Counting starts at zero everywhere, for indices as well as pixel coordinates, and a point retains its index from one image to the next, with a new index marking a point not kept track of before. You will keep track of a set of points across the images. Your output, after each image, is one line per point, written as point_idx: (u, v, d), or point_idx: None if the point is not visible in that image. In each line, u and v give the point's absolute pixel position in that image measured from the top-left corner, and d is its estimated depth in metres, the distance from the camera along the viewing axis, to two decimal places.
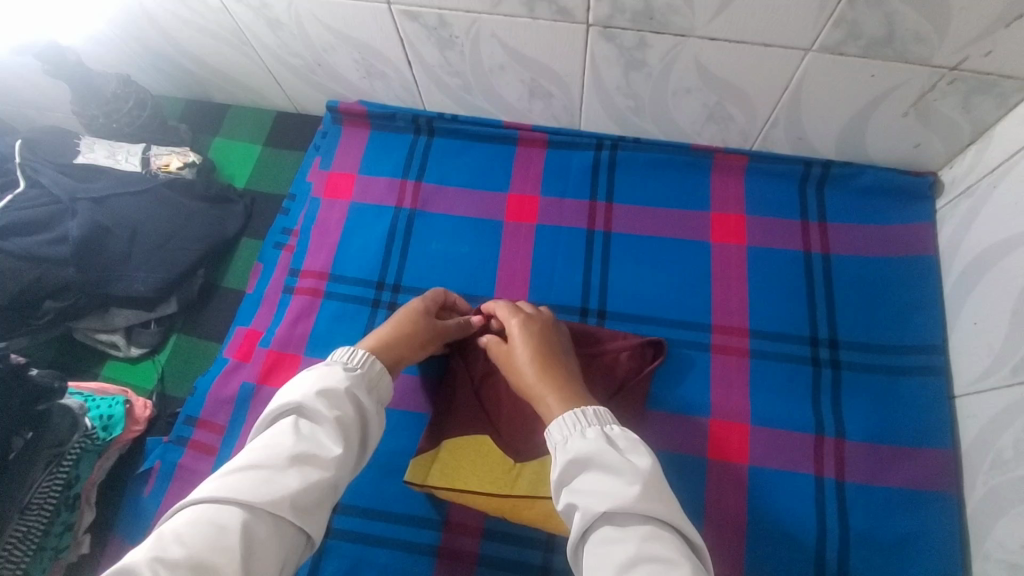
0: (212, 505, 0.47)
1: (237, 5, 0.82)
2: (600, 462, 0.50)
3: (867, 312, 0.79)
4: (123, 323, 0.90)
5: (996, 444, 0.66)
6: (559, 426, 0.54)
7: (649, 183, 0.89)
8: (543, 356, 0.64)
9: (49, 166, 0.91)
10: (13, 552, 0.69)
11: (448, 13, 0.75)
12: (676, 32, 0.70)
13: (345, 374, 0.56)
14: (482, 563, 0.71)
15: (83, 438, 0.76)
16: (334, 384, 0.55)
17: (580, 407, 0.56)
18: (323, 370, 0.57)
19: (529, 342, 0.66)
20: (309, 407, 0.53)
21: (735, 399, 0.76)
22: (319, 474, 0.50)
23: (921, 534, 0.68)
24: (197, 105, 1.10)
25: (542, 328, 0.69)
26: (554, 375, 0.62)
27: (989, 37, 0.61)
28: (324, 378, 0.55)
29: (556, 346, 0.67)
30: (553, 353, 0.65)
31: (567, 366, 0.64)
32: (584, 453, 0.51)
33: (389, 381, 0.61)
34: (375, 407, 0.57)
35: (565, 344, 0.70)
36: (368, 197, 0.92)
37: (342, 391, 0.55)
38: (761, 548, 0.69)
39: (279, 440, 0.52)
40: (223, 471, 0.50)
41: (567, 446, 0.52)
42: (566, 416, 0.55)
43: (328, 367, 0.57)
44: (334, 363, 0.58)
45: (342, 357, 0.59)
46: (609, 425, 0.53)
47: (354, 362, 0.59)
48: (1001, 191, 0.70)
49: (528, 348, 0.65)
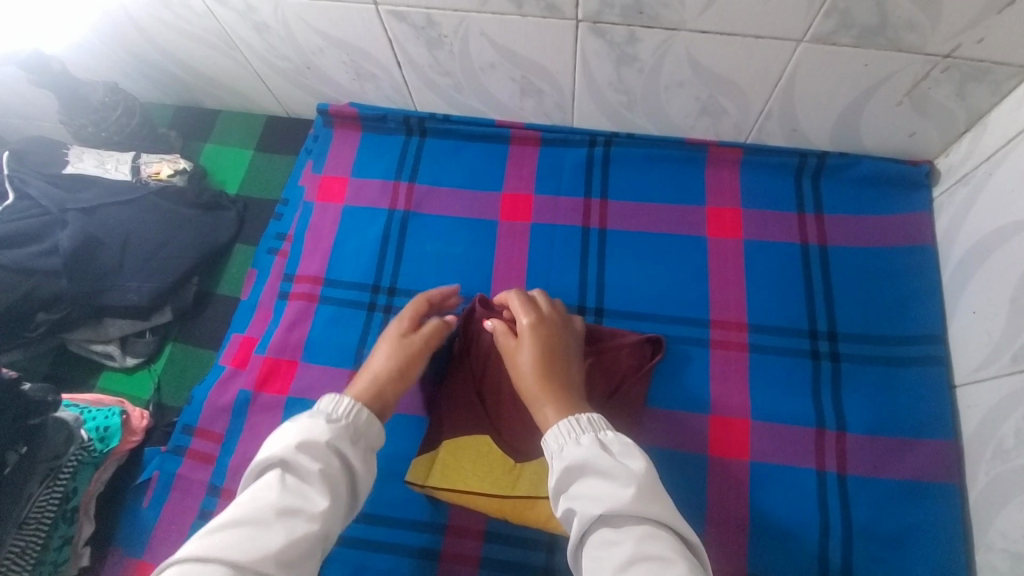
0: (193, 564, 0.46)
1: (222, 8, 0.81)
2: (595, 467, 0.50)
3: (866, 304, 0.78)
4: (118, 333, 0.89)
5: (997, 434, 0.66)
6: (554, 435, 0.55)
7: (644, 178, 0.89)
8: (552, 364, 0.64)
9: (37, 177, 0.90)
10: (13, 565, 0.69)
11: (437, 12, 0.75)
12: (665, 26, 0.69)
13: (328, 425, 0.56)
14: (484, 565, 0.71)
15: (80, 450, 0.75)
16: (317, 436, 0.54)
17: (574, 415, 0.57)
18: (307, 422, 0.56)
19: (539, 346, 0.64)
20: (293, 462, 0.53)
21: (736, 395, 0.76)
22: (305, 528, 0.50)
23: (924, 525, 0.68)
24: (186, 111, 1.09)
25: (556, 335, 0.67)
26: (556, 389, 0.61)
27: (981, 23, 0.61)
28: (306, 432, 0.55)
29: (566, 345, 0.67)
30: (560, 359, 0.65)
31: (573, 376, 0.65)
32: (579, 460, 0.51)
33: (377, 428, 0.60)
34: (361, 457, 0.57)
35: (575, 340, 0.69)
36: (361, 199, 0.92)
37: (325, 444, 0.54)
38: (763, 545, 0.69)
39: (263, 495, 0.51)
40: (207, 529, 0.49)
41: (563, 454, 0.53)
42: (561, 424, 0.55)
43: (312, 418, 0.56)
44: (318, 412, 0.57)
45: (327, 407, 0.58)
46: (603, 431, 0.53)
47: (339, 412, 0.58)
48: (997, 178, 0.70)
49: (536, 354, 0.64)
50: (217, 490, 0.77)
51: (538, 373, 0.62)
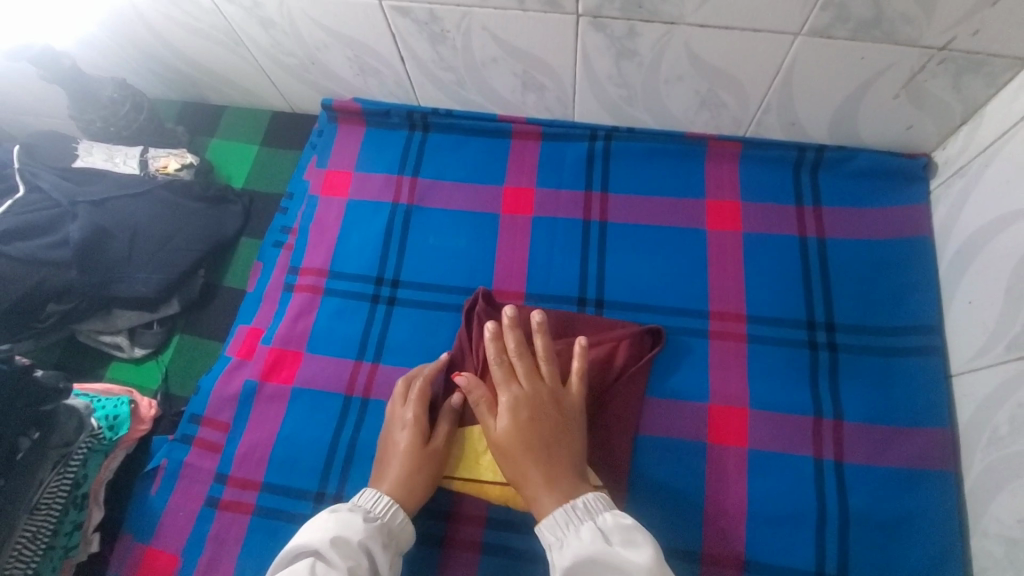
0: None
1: (228, 4, 0.83)
2: (602, 561, 0.55)
3: (863, 294, 0.79)
4: (126, 324, 0.91)
5: (993, 421, 0.66)
6: (551, 526, 0.60)
7: (644, 172, 0.90)
8: (538, 446, 0.64)
9: (48, 170, 0.92)
10: (23, 551, 0.69)
11: (440, 7, 0.76)
12: (665, 20, 0.70)
13: (363, 524, 0.61)
14: (486, 551, 0.72)
15: (90, 438, 0.77)
16: (351, 533, 0.60)
17: (571, 501, 0.61)
18: (345, 516, 0.61)
19: (519, 432, 0.65)
20: (325, 553, 0.58)
21: (734, 384, 0.77)
22: None
23: (920, 512, 0.69)
24: (193, 107, 1.11)
25: (536, 411, 0.67)
26: (551, 475, 0.63)
27: (976, 16, 0.62)
28: (344, 526, 0.60)
29: (545, 396, 0.68)
30: (545, 434, 0.65)
31: (566, 427, 0.66)
32: (584, 554, 0.56)
33: (409, 531, 0.65)
34: (390, 562, 0.61)
35: (556, 383, 0.70)
36: (364, 193, 0.93)
37: (357, 542, 0.59)
38: (761, 531, 0.70)
39: None
40: None
41: (567, 548, 0.58)
42: (558, 514, 0.60)
43: (350, 513, 0.62)
44: (357, 508, 0.63)
45: (367, 503, 0.64)
46: (601, 519, 0.58)
47: (377, 511, 0.63)
48: (993, 170, 0.70)
49: (518, 439, 0.65)
50: (224, 478, 0.78)
51: (525, 458, 0.64)
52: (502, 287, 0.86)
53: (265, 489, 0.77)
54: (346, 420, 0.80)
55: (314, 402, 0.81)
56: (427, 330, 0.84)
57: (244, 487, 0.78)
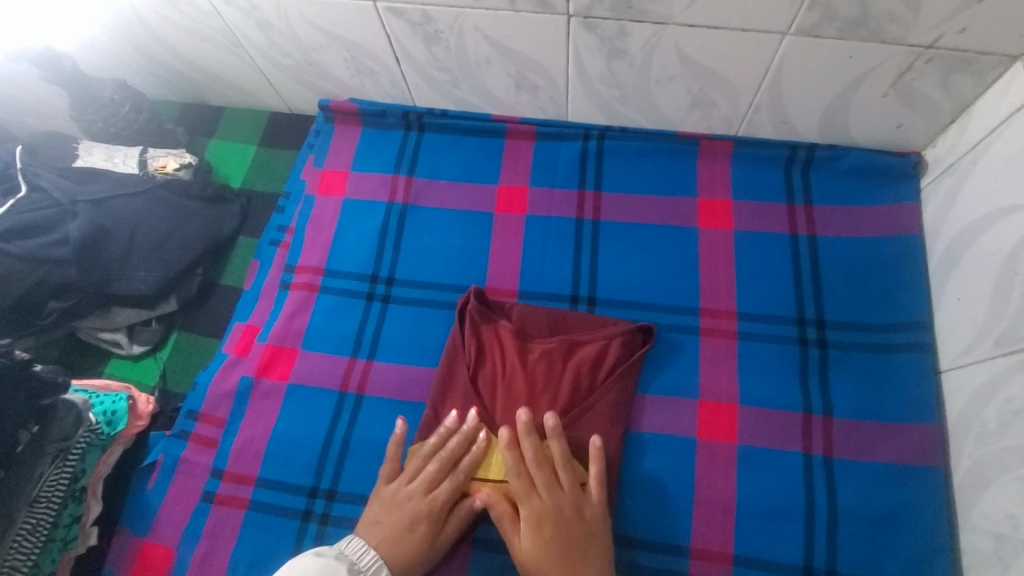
0: None
1: (226, 6, 0.84)
2: None
3: (853, 292, 0.79)
4: (125, 321, 0.92)
5: (981, 417, 0.67)
6: None
7: (636, 171, 0.90)
8: (566, 566, 0.64)
9: (49, 170, 0.93)
10: (23, 543, 0.70)
11: (433, 8, 0.77)
12: (654, 20, 0.71)
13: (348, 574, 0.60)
14: (478, 544, 0.73)
15: (89, 433, 0.77)
16: None
17: None
18: (331, 562, 0.61)
19: (546, 552, 0.65)
20: None
21: (725, 382, 0.77)
22: None
23: (909, 507, 0.69)
24: (191, 108, 1.12)
25: (560, 528, 0.66)
26: None
27: (962, 14, 0.62)
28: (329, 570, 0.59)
29: (567, 509, 0.67)
30: (572, 552, 0.65)
31: (593, 541, 0.66)
32: None
33: None
34: None
35: (576, 490, 0.69)
36: (360, 192, 0.95)
37: None
38: (749, 526, 0.71)
39: None
40: None
41: None
42: None
43: (336, 561, 0.61)
44: (345, 557, 0.63)
45: (354, 553, 0.64)
46: None
47: (363, 563, 0.64)
48: (981, 168, 0.71)
49: (546, 559, 0.65)
50: (220, 473, 0.79)
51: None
52: (495, 286, 0.87)
53: (260, 485, 0.78)
54: (339, 418, 0.80)
55: (308, 398, 0.82)
56: (422, 328, 0.85)
57: (239, 483, 0.78)
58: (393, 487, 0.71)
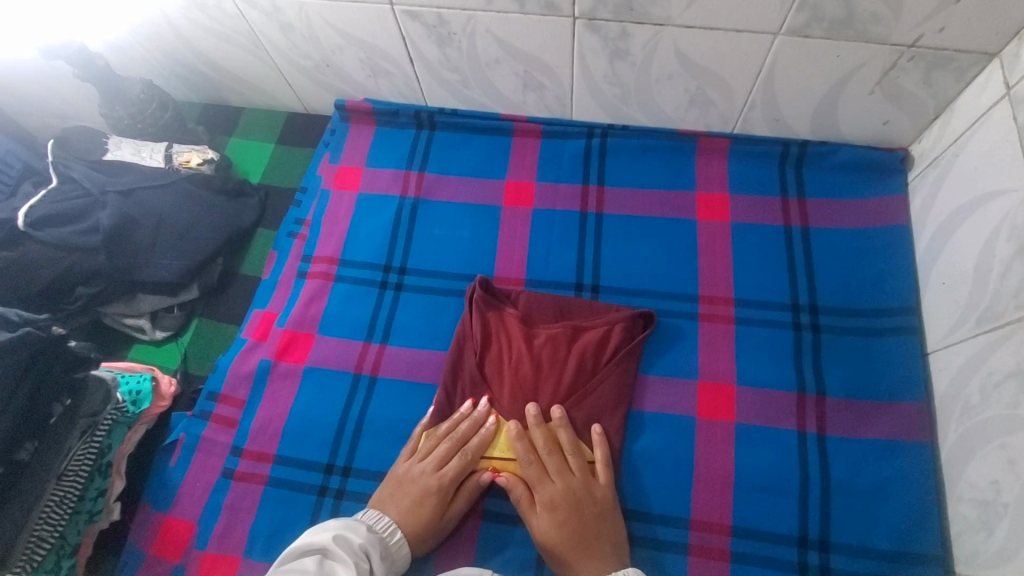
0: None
1: (252, 10, 0.89)
2: None
3: (844, 279, 0.83)
4: (149, 308, 0.96)
5: (965, 392, 0.70)
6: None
7: (638, 167, 0.95)
8: (579, 541, 0.69)
9: (81, 163, 0.97)
10: (52, 513, 0.73)
11: (447, 11, 0.82)
12: (654, 22, 0.76)
13: (366, 531, 0.67)
14: (488, 516, 0.76)
15: (116, 411, 0.80)
16: (353, 536, 0.65)
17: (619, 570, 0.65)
18: (349, 522, 0.67)
19: (559, 528, 0.69)
20: (332, 549, 0.63)
21: (723, 363, 0.81)
22: None
23: (898, 479, 0.72)
24: (213, 109, 1.17)
25: (572, 507, 0.71)
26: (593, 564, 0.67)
27: (941, 13, 0.67)
28: (347, 528, 0.66)
29: (578, 490, 0.72)
30: (585, 528, 0.69)
31: (603, 519, 0.70)
32: None
33: (405, 551, 0.70)
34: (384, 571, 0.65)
35: (585, 474, 0.74)
36: (374, 187, 0.99)
37: (358, 544, 0.65)
38: (746, 499, 0.74)
39: (303, 567, 0.60)
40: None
41: None
42: None
43: (354, 522, 0.68)
44: (362, 521, 0.69)
45: (370, 519, 0.70)
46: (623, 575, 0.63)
47: (379, 527, 0.69)
48: (963, 159, 0.75)
49: (559, 534, 0.69)
50: (239, 451, 0.83)
51: (568, 551, 0.68)
52: (503, 275, 0.91)
53: (279, 462, 0.81)
54: (354, 398, 0.84)
55: (324, 380, 0.86)
56: (433, 314, 0.89)
57: (258, 460, 0.82)
58: (406, 465, 0.75)
